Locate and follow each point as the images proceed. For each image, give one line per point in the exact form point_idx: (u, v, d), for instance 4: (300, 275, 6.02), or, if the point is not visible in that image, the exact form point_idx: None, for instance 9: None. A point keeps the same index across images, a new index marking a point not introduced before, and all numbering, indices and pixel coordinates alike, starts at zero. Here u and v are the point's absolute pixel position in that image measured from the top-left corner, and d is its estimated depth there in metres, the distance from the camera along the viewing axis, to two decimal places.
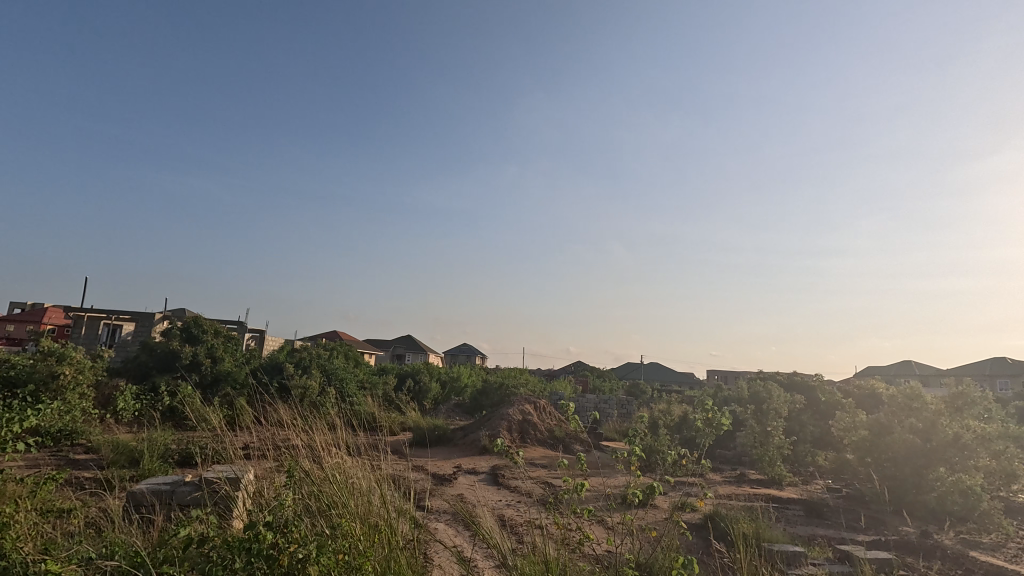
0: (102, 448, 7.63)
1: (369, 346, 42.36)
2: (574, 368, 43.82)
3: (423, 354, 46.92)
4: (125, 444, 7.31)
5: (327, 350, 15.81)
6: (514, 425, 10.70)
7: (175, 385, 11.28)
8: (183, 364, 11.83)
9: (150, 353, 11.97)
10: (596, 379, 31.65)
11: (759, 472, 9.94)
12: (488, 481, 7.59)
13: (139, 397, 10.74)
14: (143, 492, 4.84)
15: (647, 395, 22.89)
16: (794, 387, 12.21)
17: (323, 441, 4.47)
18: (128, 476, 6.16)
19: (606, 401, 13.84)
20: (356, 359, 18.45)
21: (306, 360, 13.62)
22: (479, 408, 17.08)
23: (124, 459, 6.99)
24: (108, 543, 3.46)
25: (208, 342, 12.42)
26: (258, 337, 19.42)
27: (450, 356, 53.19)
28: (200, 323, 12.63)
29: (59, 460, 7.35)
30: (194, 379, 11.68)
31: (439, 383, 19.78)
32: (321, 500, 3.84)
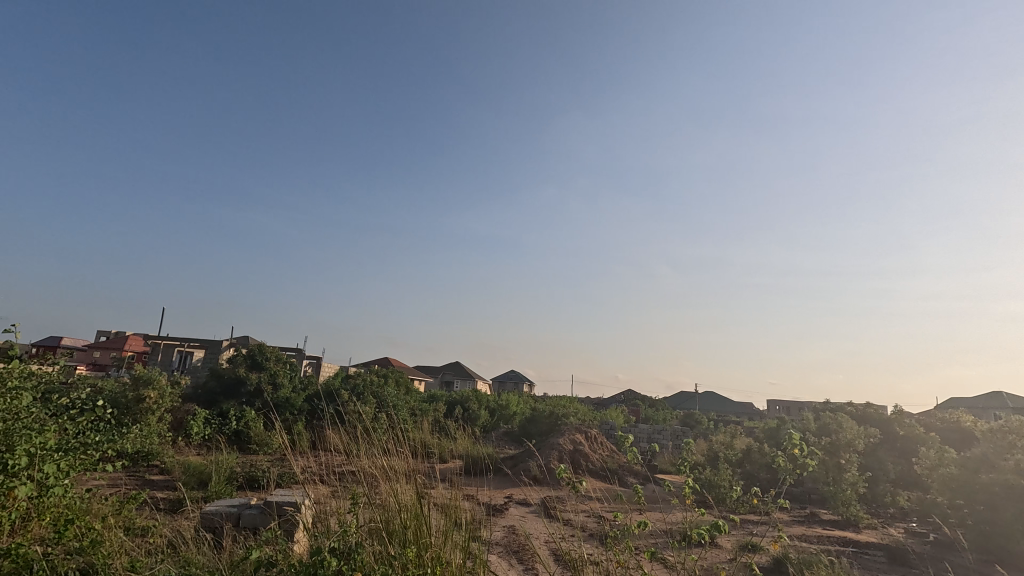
0: (177, 469, 8.07)
1: (418, 373, 43.13)
2: (624, 396, 42.66)
3: (472, 380, 47.22)
4: (195, 466, 7.71)
5: (381, 377, 16.27)
6: (565, 455, 10.51)
7: (241, 410, 11.86)
8: (248, 390, 12.47)
9: (217, 379, 12.69)
10: (648, 408, 30.69)
11: (832, 512, 9.26)
12: (540, 512, 7.54)
13: (208, 421, 11.35)
14: (215, 512, 5.05)
15: (705, 425, 21.96)
16: (869, 419, 11.34)
17: (378, 467, 4.53)
18: (198, 496, 6.43)
19: (660, 431, 13.40)
20: (407, 385, 18.84)
21: (359, 386, 14.12)
22: (528, 436, 16.89)
23: (194, 481, 7.33)
24: (186, 562, 3.60)
25: (270, 369, 13.05)
26: (314, 363, 20.15)
27: (498, 383, 53.18)
28: (263, 349, 13.35)
29: (137, 480, 7.80)
30: (257, 405, 12.25)
31: (488, 410, 19.79)
32: (380, 527, 3.90)
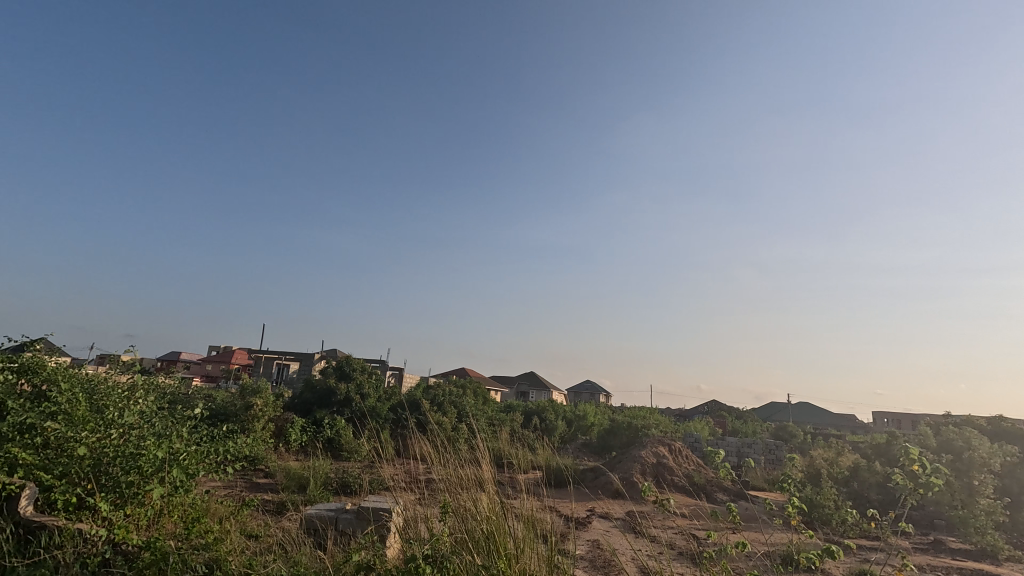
0: (280, 473, 8.72)
1: (494, 383, 43.72)
2: (709, 407, 40.53)
3: (547, 390, 47.06)
4: (296, 471, 8.28)
5: (459, 387, 16.65)
6: (648, 468, 10.13)
7: (333, 418, 12.62)
8: (338, 400, 13.24)
9: (311, 390, 13.60)
10: (736, 420, 28.89)
11: (963, 541, 8.16)
12: (625, 527, 7.30)
13: (305, 429, 12.18)
14: (315, 516, 5.38)
15: (802, 440, 20.30)
16: (1004, 436, 9.92)
17: (463, 477, 4.61)
18: (299, 500, 6.89)
19: (751, 445, 12.56)
20: (484, 396, 19.13)
21: (439, 396, 14.56)
22: (608, 448, 16.49)
23: (295, 485, 7.87)
24: (293, 562, 3.85)
25: (357, 380, 13.78)
26: (397, 374, 21.02)
27: (574, 393, 52.58)
28: (351, 361, 14.12)
29: (247, 483, 8.51)
30: (347, 414, 12.97)
31: (566, 421, 19.59)
32: (467, 536, 3.96)
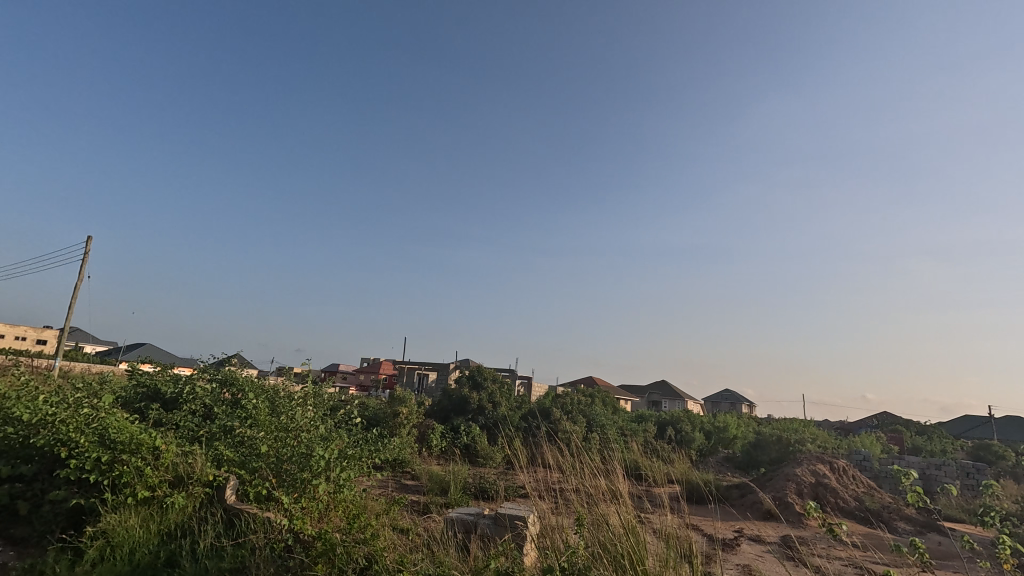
0: (424, 476, 9.39)
1: (623, 392, 42.58)
2: (879, 420, 34.99)
3: (681, 400, 44.52)
4: (438, 474, 8.85)
5: (588, 396, 16.50)
6: (805, 488, 9.03)
7: (468, 425, 13.27)
8: (473, 408, 13.91)
9: (448, 398, 14.49)
10: (918, 437, 24.53)
11: None
12: (780, 553, 6.57)
13: (444, 435, 12.98)
14: (457, 518, 5.68)
15: (1013, 463, 16.54)
16: None
17: (595, 488, 4.54)
18: (442, 502, 7.32)
19: (940, 467, 10.55)
20: (614, 405, 18.72)
21: (568, 405, 14.57)
22: (755, 464, 15.04)
23: (438, 488, 8.41)
24: (439, 561, 4.09)
25: (489, 388, 14.37)
26: (525, 382, 21.50)
27: (712, 403, 49.04)
28: (482, 371, 14.77)
29: (397, 483, 9.30)
30: (481, 421, 13.56)
31: (704, 433, 18.33)
32: (604, 550, 3.87)
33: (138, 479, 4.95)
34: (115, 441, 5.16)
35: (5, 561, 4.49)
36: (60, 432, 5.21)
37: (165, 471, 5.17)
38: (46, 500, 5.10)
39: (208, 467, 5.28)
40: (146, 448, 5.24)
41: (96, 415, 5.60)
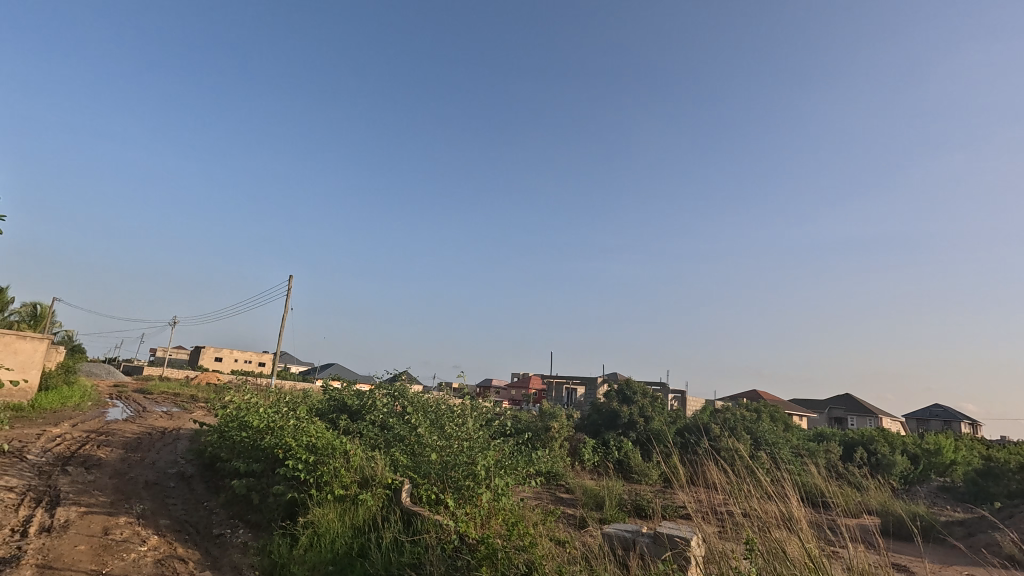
0: (578, 490, 9.38)
1: (797, 408, 37.79)
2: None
3: (873, 417, 37.92)
4: (593, 490, 8.78)
5: (752, 412, 15.00)
6: None
7: (620, 440, 12.95)
8: (624, 423, 13.55)
9: (598, 412, 14.33)
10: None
11: None
12: None
13: (596, 450, 12.83)
14: (615, 535, 5.57)
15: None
16: None
17: (767, 512, 4.11)
18: (598, 517, 7.22)
19: None
20: (785, 421, 16.70)
21: (730, 421, 13.41)
22: (985, 498, 12.15)
23: (593, 502, 8.34)
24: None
25: (639, 402, 13.90)
26: (679, 397, 20.30)
27: (916, 421, 40.96)
28: (631, 384, 14.37)
29: (551, 495, 9.42)
30: (633, 436, 13.15)
31: (908, 457, 15.38)
32: None
33: (335, 478, 5.74)
34: (318, 447, 6.19)
35: (245, 542, 5.69)
36: (281, 440, 6.46)
37: (354, 472, 5.93)
38: (270, 493, 6.20)
39: (387, 471, 5.90)
40: (339, 453, 6.11)
41: (303, 427, 6.79)
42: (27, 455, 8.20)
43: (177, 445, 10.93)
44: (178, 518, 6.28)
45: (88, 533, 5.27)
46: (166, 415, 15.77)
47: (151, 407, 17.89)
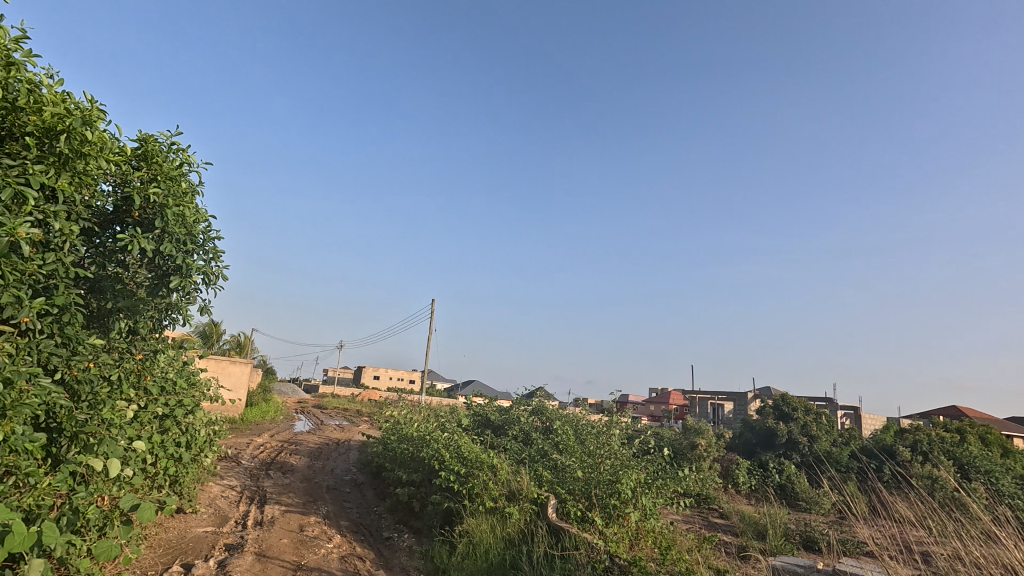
0: (735, 515, 8.64)
1: (1016, 428, 30.60)
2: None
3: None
4: (752, 517, 8.02)
5: (953, 433, 12.52)
6: None
7: (780, 462, 11.66)
8: (783, 443, 12.20)
9: (751, 430, 13.11)
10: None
11: None
12: None
13: (752, 472, 11.71)
14: (783, 568, 5.04)
15: None
16: None
17: (989, 558, 3.39)
18: (761, 547, 6.58)
19: None
20: (1003, 445, 13.61)
21: (922, 444, 11.33)
22: None
23: (753, 531, 7.62)
24: None
25: (801, 420, 12.41)
26: (851, 414, 17.64)
27: None
28: (789, 400, 12.93)
29: (704, 520, 8.81)
30: (796, 458, 11.77)
31: None
32: None
33: (485, 491, 6.03)
34: (469, 461, 6.58)
35: (410, 546, 6.22)
36: (435, 452, 6.99)
37: (502, 485, 6.16)
38: (428, 501, 6.73)
39: (532, 486, 6.04)
40: (487, 466, 6.42)
41: (454, 441, 7.28)
42: (241, 460, 9.94)
43: (350, 455, 12.41)
44: (355, 521, 7.11)
45: (289, 529, 6.23)
46: (339, 428, 18.02)
47: (327, 420, 20.60)
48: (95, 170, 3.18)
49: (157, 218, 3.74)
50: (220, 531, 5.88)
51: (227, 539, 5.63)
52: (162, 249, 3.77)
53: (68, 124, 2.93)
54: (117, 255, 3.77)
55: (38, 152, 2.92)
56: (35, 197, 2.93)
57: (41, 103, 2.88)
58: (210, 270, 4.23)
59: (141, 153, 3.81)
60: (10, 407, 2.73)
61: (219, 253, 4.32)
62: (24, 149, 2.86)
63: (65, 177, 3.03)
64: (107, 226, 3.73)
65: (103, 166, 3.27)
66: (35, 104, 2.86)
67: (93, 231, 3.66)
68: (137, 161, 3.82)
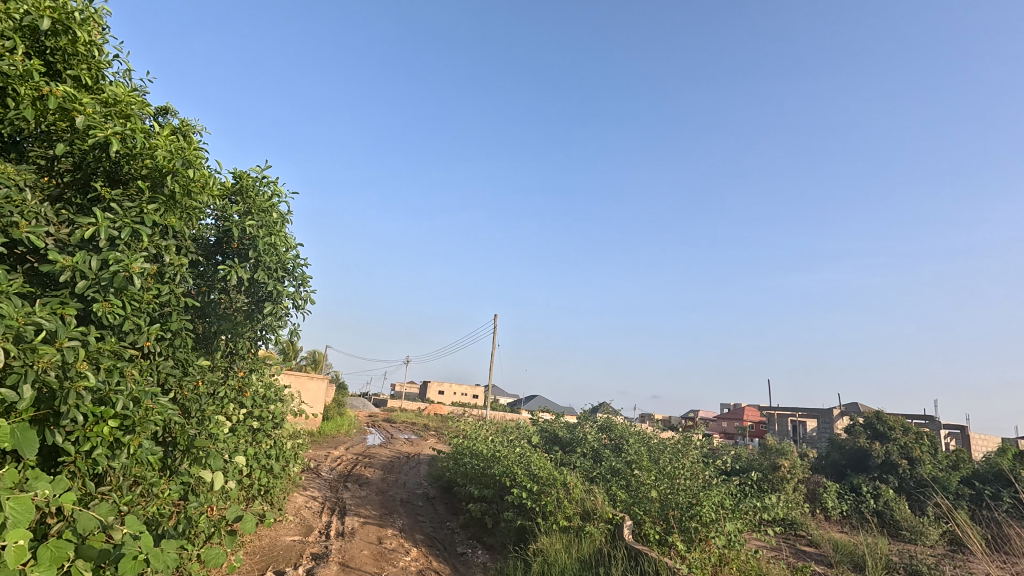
0: (826, 544, 8.00)
1: None
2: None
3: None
4: (847, 547, 7.40)
5: None
6: None
7: (875, 486, 10.69)
8: (879, 465, 11.18)
9: (841, 451, 12.13)
10: None
11: None
12: None
13: (843, 496, 10.80)
14: None
15: None
16: None
17: None
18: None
19: None
20: None
21: None
22: None
23: (849, 562, 7.02)
24: None
25: (900, 441, 11.33)
26: (957, 434, 15.94)
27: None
28: (883, 418, 11.89)
29: (792, 548, 8.22)
30: (895, 483, 10.75)
31: None
32: None
33: (558, 509, 5.99)
34: (541, 478, 6.56)
35: (484, 563, 6.25)
36: (507, 468, 7.03)
37: (575, 504, 6.07)
38: (501, 518, 6.77)
39: (607, 506, 5.91)
40: (560, 484, 6.37)
41: (525, 457, 7.29)
42: (321, 472, 10.45)
43: (421, 469, 12.71)
44: (430, 535, 7.26)
45: (369, 540, 6.45)
46: (409, 442, 18.55)
47: (398, 434, 21.28)
48: (198, 205, 3.49)
49: (252, 249, 4.06)
50: (306, 540, 6.20)
51: (313, 548, 5.92)
52: (256, 277, 4.10)
53: (174, 165, 3.21)
54: (218, 283, 4.10)
55: (152, 192, 3.21)
56: (151, 232, 3.23)
57: (154, 147, 3.13)
58: (299, 296, 4.54)
59: (238, 188, 4.16)
60: (138, 423, 3.02)
61: (307, 279, 4.63)
62: (140, 191, 3.18)
63: (174, 213, 3.34)
64: (210, 257, 4.09)
65: (206, 200, 3.59)
66: (150, 149, 3.11)
67: (199, 263, 4.02)
68: (236, 196, 4.18)
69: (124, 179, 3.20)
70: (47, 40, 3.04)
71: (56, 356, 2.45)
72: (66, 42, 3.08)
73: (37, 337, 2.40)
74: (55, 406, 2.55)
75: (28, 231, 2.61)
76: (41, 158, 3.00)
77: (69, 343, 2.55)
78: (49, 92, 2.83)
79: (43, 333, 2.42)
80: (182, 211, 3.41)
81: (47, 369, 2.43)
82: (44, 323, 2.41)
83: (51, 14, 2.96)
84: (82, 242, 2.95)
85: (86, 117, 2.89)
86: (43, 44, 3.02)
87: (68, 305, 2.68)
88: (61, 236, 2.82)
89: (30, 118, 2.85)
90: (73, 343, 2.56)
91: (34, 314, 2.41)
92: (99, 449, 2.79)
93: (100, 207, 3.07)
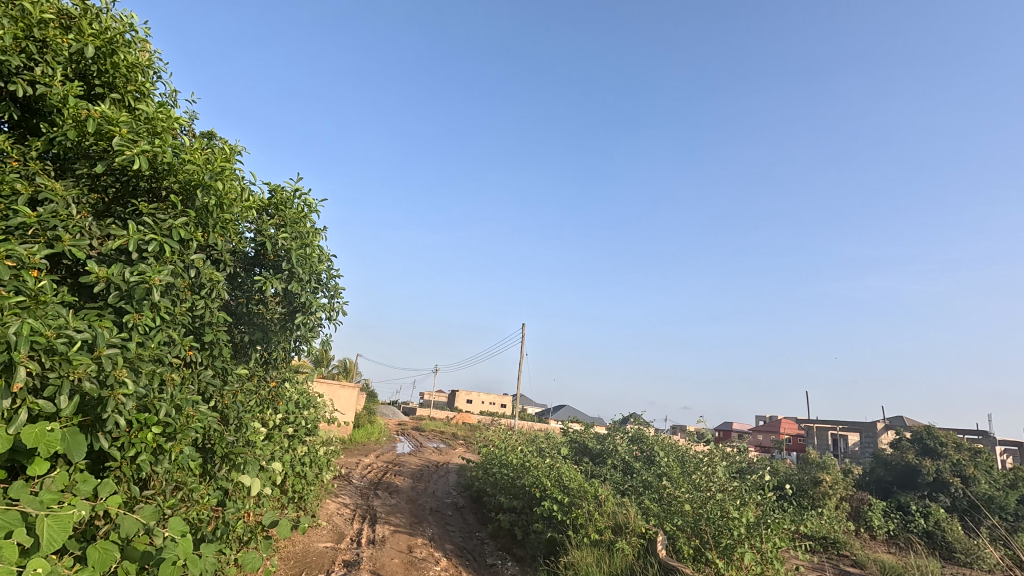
0: (873, 565, 7.63)
1: None
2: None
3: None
4: (896, 568, 7.03)
5: None
6: None
7: (925, 505, 10.15)
8: (929, 483, 10.61)
9: (886, 467, 11.58)
10: None
11: None
12: None
13: (889, 515, 10.29)
14: None
15: None
16: None
17: None
18: None
19: None
20: None
21: None
22: None
23: None
24: None
25: (952, 457, 10.77)
26: (1014, 451, 15.02)
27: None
28: (933, 433, 11.34)
29: (835, 568, 7.86)
30: (947, 502, 10.20)
31: None
32: None
33: (590, 522, 5.88)
34: (571, 489, 6.49)
35: None
36: (537, 479, 6.96)
37: (606, 518, 5.95)
38: (531, 530, 6.70)
39: (640, 520, 5.78)
40: (591, 496, 6.27)
41: (555, 468, 7.21)
42: (352, 479, 10.57)
43: (450, 478, 12.73)
44: (459, 544, 7.24)
45: (399, 549, 6.47)
46: (438, 450, 18.61)
47: (426, 442, 21.42)
48: (232, 217, 3.56)
49: (287, 261, 4.16)
50: (338, 547, 6.26)
51: (344, 555, 5.97)
52: (290, 288, 4.18)
53: (200, 179, 3.27)
54: (255, 295, 4.21)
55: (183, 208, 3.29)
56: (182, 246, 3.27)
57: (187, 164, 3.23)
58: (331, 308, 4.63)
59: (274, 202, 4.27)
60: (180, 430, 3.14)
61: (338, 291, 4.71)
62: (175, 207, 3.25)
63: (205, 227, 3.41)
64: (248, 269, 4.20)
65: (240, 213, 3.67)
66: (181, 164, 3.21)
67: (237, 275, 4.14)
68: (272, 210, 4.31)
69: (163, 194, 3.33)
70: (92, 62, 3.18)
71: (90, 367, 2.48)
72: (108, 64, 3.22)
73: (72, 347, 2.43)
74: (99, 412, 2.64)
75: (71, 245, 2.71)
76: (85, 175, 3.11)
77: (108, 352, 2.57)
78: (88, 115, 2.95)
79: (75, 344, 2.44)
80: (215, 225, 3.48)
81: (83, 378, 2.46)
82: (73, 335, 2.41)
83: (95, 41, 3.14)
84: (120, 255, 3.05)
85: (121, 139, 2.98)
86: (88, 67, 3.17)
87: (105, 318, 2.76)
88: (100, 247, 2.91)
89: (74, 138, 2.97)
90: (111, 352, 2.60)
91: (67, 327, 2.44)
92: (143, 454, 2.90)
93: (137, 221, 3.17)
